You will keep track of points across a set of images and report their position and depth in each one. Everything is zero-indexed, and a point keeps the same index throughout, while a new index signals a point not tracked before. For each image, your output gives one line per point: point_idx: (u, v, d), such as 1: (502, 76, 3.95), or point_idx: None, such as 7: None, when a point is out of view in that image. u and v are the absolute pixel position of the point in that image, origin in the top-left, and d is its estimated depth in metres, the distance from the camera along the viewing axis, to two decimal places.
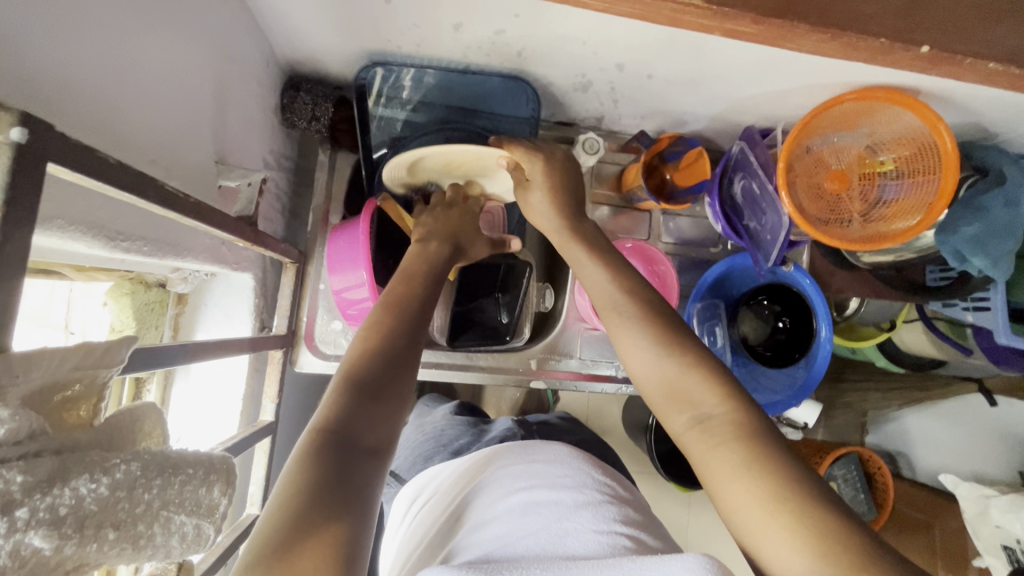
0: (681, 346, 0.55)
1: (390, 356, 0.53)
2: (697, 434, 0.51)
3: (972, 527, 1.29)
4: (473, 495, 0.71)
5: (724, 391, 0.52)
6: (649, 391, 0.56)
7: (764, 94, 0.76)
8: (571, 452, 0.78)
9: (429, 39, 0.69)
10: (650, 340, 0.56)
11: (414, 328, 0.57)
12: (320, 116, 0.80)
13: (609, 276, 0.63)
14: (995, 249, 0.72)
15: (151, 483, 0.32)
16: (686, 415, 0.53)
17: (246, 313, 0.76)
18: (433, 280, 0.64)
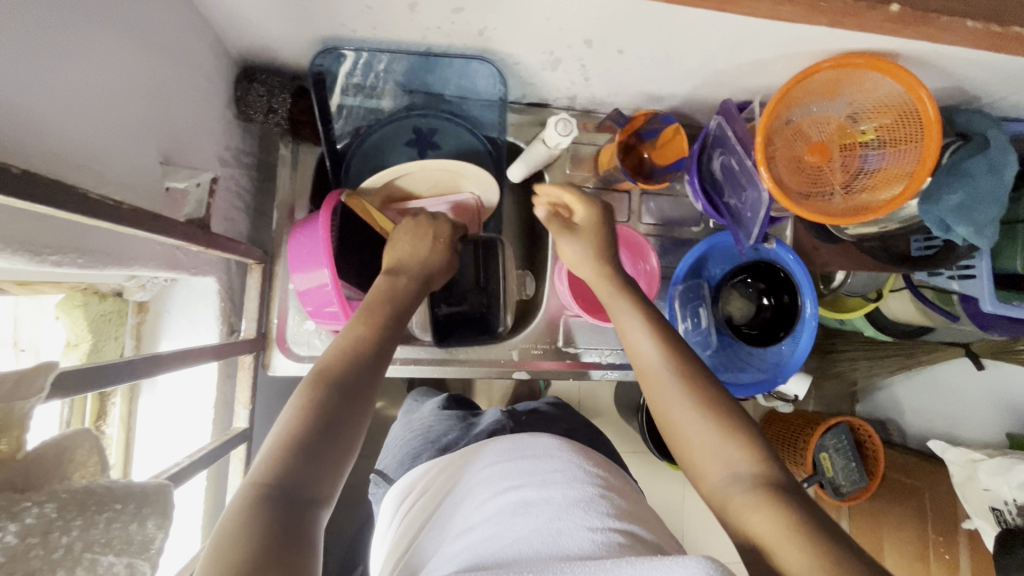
0: (709, 401, 0.60)
1: (354, 403, 0.54)
2: (728, 486, 0.55)
3: (963, 490, 1.31)
4: (457, 504, 0.71)
5: (761, 458, 0.56)
6: (686, 445, 0.60)
7: (742, 65, 0.73)
8: (562, 446, 0.78)
9: (385, 21, 0.65)
10: (695, 404, 0.60)
11: (364, 370, 0.57)
12: (277, 107, 0.76)
13: (654, 336, 0.66)
14: (980, 216, 0.71)
15: (69, 526, 0.35)
16: (724, 472, 0.56)
17: (213, 318, 0.73)
18: (393, 316, 0.64)
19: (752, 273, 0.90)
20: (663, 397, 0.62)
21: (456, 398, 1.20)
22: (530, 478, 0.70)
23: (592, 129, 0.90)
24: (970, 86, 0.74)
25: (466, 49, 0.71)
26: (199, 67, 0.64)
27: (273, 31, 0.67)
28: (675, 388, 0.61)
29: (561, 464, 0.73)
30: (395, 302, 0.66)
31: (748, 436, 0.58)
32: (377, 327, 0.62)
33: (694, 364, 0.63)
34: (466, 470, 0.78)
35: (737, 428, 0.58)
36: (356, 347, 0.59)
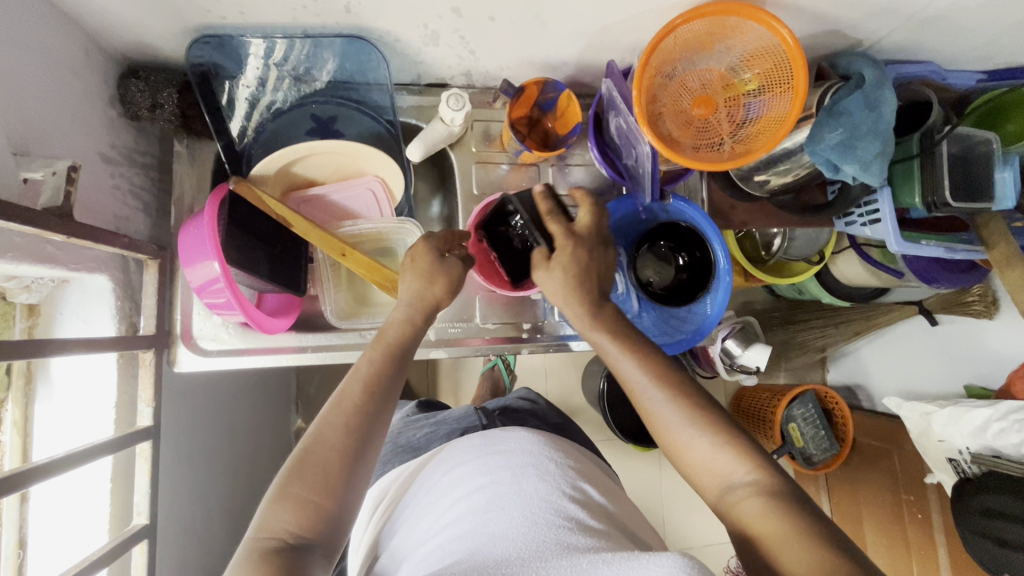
0: (711, 419, 0.62)
1: (361, 449, 0.59)
2: (727, 497, 0.58)
3: (921, 445, 1.29)
4: (427, 503, 0.71)
5: (756, 462, 0.59)
6: (687, 465, 0.62)
7: (616, 23, 0.74)
8: (534, 439, 0.76)
9: (250, 5, 0.66)
10: (687, 415, 0.63)
11: (360, 424, 0.60)
12: (163, 103, 0.76)
13: (637, 357, 0.67)
14: (863, 152, 0.72)
15: None
16: (720, 484, 0.60)
17: (108, 317, 0.72)
18: (395, 361, 0.67)
19: (659, 236, 0.90)
20: (665, 425, 0.64)
21: (429, 401, 1.19)
22: (500, 471, 0.69)
23: (494, 105, 0.91)
24: (845, 27, 0.75)
25: (339, 28, 0.72)
26: (64, 62, 0.64)
27: (138, 22, 0.67)
28: (679, 418, 0.63)
29: (531, 455, 0.72)
30: (400, 343, 0.69)
31: (745, 445, 0.60)
32: (383, 371, 0.65)
33: (685, 384, 0.65)
34: (435, 472, 0.77)
35: (736, 441, 0.60)
36: (364, 395, 0.62)
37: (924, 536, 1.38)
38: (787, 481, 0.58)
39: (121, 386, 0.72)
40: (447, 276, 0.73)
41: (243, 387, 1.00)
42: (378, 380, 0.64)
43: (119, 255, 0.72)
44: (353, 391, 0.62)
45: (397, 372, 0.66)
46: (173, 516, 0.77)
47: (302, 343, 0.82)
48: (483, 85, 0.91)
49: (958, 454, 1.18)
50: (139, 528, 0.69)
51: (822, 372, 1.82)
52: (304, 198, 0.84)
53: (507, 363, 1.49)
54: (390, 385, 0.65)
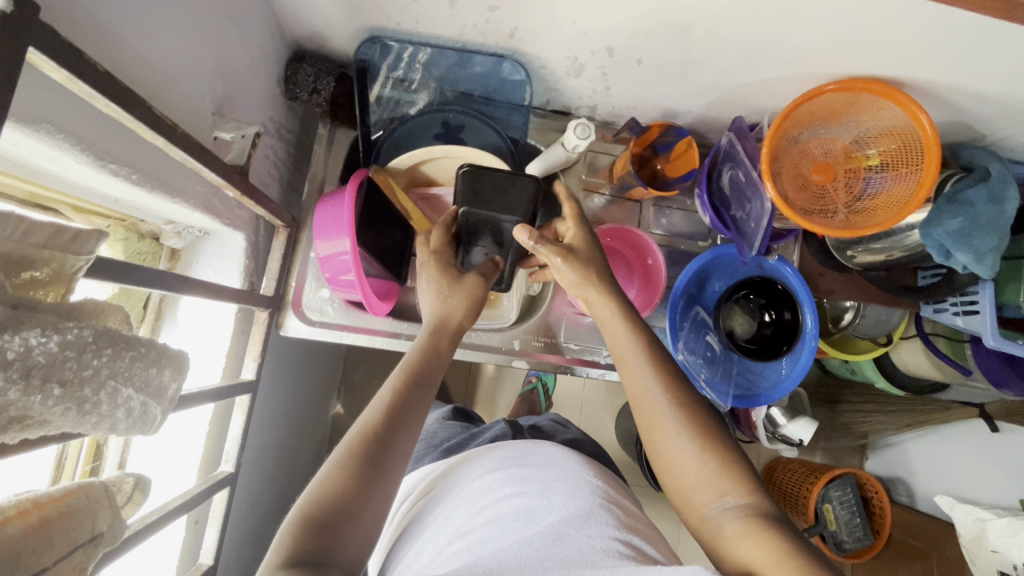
0: (704, 429, 0.62)
1: (368, 482, 0.53)
2: (722, 517, 0.57)
3: (970, 552, 1.25)
4: (456, 503, 0.67)
5: (751, 486, 0.58)
6: (679, 475, 0.61)
7: (752, 84, 0.78)
8: (567, 458, 0.72)
9: (426, 15, 0.72)
10: (688, 430, 0.61)
11: (387, 440, 0.56)
12: (321, 89, 0.83)
13: (642, 344, 0.67)
14: (979, 243, 0.73)
15: (102, 351, 0.33)
16: (714, 501, 0.58)
17: (236, 272, 0.77)
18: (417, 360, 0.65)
19: (752, 288, 0.93)
20: (653, 418, 0.64)
21: (465, 410, 1.10)
22: (530, 484, 0.65)
23: (610, 141, 0.96)
24: (972, 122, 0.77)
25: (496, 48, 0.78)
26: (256, 41, 0.71)
27: (327, 15, 0.74)
28: (673, 414, 0.62)
29: (564, 476, 0.67)
30: (410, 373, 0.63)
31: (736, 467, 0.60)
32: (404, 397, 0.60)
33: (682, 385, 0.65)
34: (464, 474, 0.73)
35: (733, 466, 0.60)
36: (375, 425, 0.57)
37: None
38: (775, 509, 0.57)
39: (232, 338, 0.77)
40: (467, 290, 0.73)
41: (314, 363, 1.03)
42: (398, 404, 0.59)
43: (257, 217, 0.78)
44: (372, 423, 0.57)
45: (415, 401, 0.61)
46: (250, 471, 0.81)
47: (396, 328, 0.85)
48: (603, 120, 0.96)
49: (1011, 568, 1.14)
50: (226, 475, 0.72)
51: (861, 458, 1.77)
52: (427, 193, 0.89)
53: (546, 388, 1.49)
54: (409, 410, 0.59)
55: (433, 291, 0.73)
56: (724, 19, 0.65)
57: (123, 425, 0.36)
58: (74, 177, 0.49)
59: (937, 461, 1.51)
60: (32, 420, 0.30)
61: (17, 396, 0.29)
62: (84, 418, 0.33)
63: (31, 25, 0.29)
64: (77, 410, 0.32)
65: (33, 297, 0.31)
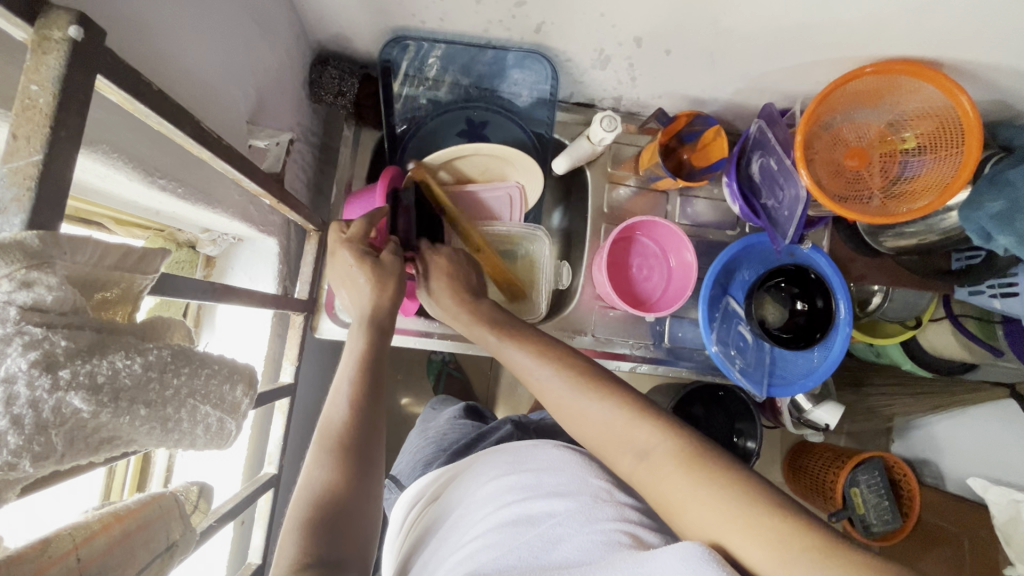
0: (601, 389, 0.62)
1: (354, 479, 0.54)
2: (645, 469, 0.56)
3: (1005, 534, 1.24)
4: (462, 512, 0.66)
5: (667, 429, 0.58)
6: (599, 443, 0.61)
7: (783, 70, 0.76)
8: (569, 456, 0.70)
9: (452, 13, 0.72)
10: (589, 396, 0.61)
11: (356, 435, 0.57)
12: (346, 91, 0.83)
13: (529, 346, 0.68)
14: (1022, 226, 0.71)
15: (181, 370, 0.34)
16: (630, 456, 0.58)
17: (271, 277, 0.78)
18: (378, 347, 0.65)
19: (784, 276, 0.92)
20: (559, 398, 0.64)
21: (474, 406, 1.10)
22: (529, 486, 0.64)
23: (635, 131, 0.94)
24: (1012, 101, 0.75)
25: (522, 43, 0.77)
26: (282, 45, 0.71)
27: (351, 16, 0.74)
28: (567, 389, 0.63)
29: (562, 473, 0.66)
30: (374, 365, 0.63)
31: (647, 412, 0.59)
32: (363, 383, 0.61)
33: (563, 355, 0.66)
34: (468, 480, 0.72)
35: (644, 413, 0.59)
36: (343, 421, 0.58)
37: None
38: (704, 440, 0.57)
39: (269, 342, 0.78)
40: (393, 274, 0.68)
41: None
42: (361, 394, 0.60)
43: (288, 222, 0.79)
44: (343, 417, 0.58)
45: (376, 390, 0.61)
46: (291, 473, 0.83)
47: (428, 328, 0.88)
48: (627, 110, 0.94)
49: None
50: (270, 477, 0.74)
51: (888, 441, 1.75)
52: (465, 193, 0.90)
53: None
54: (377, 401, 0.61)
55: (362, 289, 0.66)
56: (758, 5, 0.64)
57: (201, 440, 0.37)
58: (122, 193, 0.49)
59: (967, 443, 1.49)
60: (120, 439, 0.32)
61: (107, 418, 0.30)
62: (167, 436, 0.34)
63: (99, 52, 0.29)
64: (162, 428, 0.33)
65: (109, 318, 0.32)
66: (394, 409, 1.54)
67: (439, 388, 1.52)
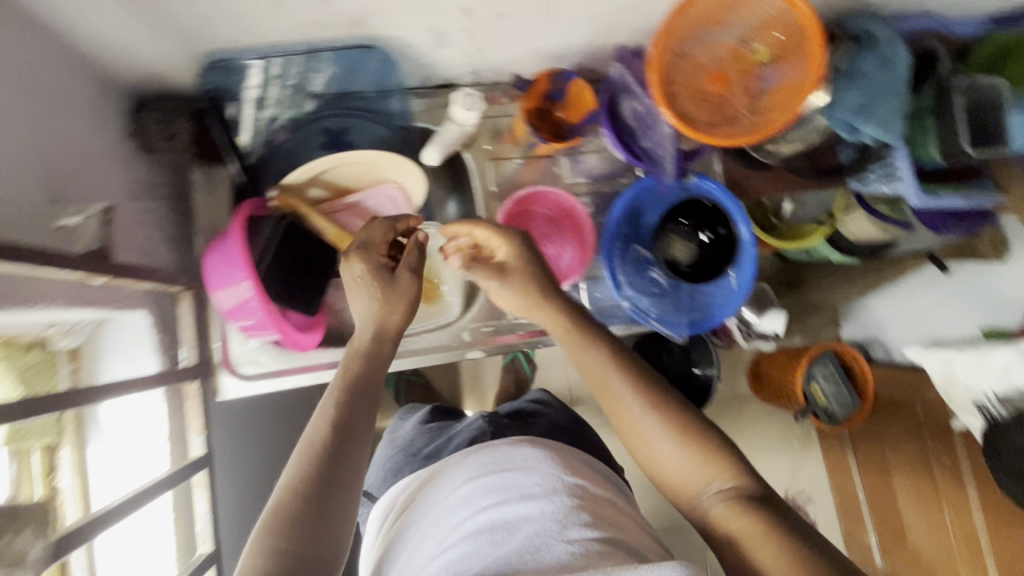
0: (671, 415, 0.57)
1: (319, 522, 0.47)
2: (714, 507, 0.52)
3: (946, 392, 1.26)
4: (433, 521, 0.66)
5: (734, 471, 0.53)
6: (666, 474, 0.56)
7: (625, 6, 0.73)
8: (544, 455, 0.69)
9: (257, 25, 0.65)
10: (660, 423, 0.56)
11: (331, 474, 0.49)
12: (178, 132, 0.75)
13: (608, 358, 0.61)
14: (882, 111, 0.72)
15: None
16: (701, 489, 0.54)
17: (150, 353, 0.72)
18: (368, 381, 0.57)
19: (682, 213, 0.90)
20: (614, 398, 0.59)
21: (445, 407, 1.08)
22: (503, 493, 0.62)
23: (505, 101, 0.90)
24: None
25: (348, 39, 0.71)
26: (77, 102, 0.63)
27: (147, 51, 0.66)
28: (638, 407, 0.57)
29: (541, 475, 0.65)
30: (353, 409, 0.54)
31: (719, 450, 0.55)
32: (346, 419, 0.53)
33: (657, 389, 0.59)
34: (442, 484, 0.71)
35: (715, 455, 0.54)
36: (316, 459, 0.50)
37: (953, 480, 1.31)
38: (766, 486, 0.53)
39: (168, 419, 0.73)
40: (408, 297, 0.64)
41: None
42: (342, 429, 0.52)
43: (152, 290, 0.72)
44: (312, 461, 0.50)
45: (359, 418, 0.54)
46: (237, 540, 0.79)
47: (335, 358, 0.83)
48: (491, 81, 0.90)
49: None
50: (205, 556, 0.70)
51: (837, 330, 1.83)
52: (343, 205, 0.83)
53: (529, 354, 1.48)
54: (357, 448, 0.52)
55: (364, 302, 0.63)
56: None
57: None
58: None
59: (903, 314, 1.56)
60: None
61: None
62: None
63: None
64: None
65: None
66: None
67: (399, 397, 1.48)
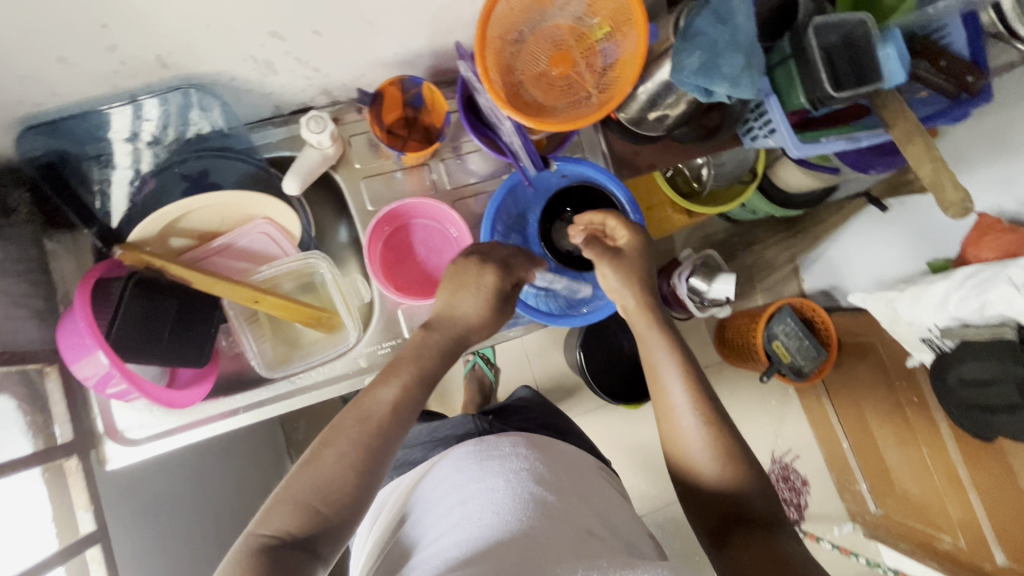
0: (712, 407, 0.69)
1: (362, 475, 0.58)
2: (704, 467, 0.67)
3: (894, 331, 1.18)
4: (425, 508, 0.70)
5: (737, 464, 0.66)
6: (678, 434, 0.68)
7: (449, 2, 0.71)
8: (526, 442, 0.76)
9: (56, 84, 0.62)
10: (697, 414, 0.68)
11: (368, 457, 0.58)
12: (16, 205, 0.73)
13: (677, 361, 0.72)
14: (728, 68, 0.70)
15: None
16: (712, 464, 0.66)
17: (20, 434, 0.69)
18: (428, 386, 0.66)
19: (568, 200, 0.88)
20: (655, 367, 0.72)
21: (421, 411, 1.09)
22: (497, 475, 0.69)
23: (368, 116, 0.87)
24: None
25: (164, 83, 0.68)
26: None
27: None
28: (684, 395, 0.69)
29: (529, 460, 0.72)
30: (400, 421, 0.61)
31: (734, 445, 0.67)
32: (389, 420, 0.61)
33: (704, 385, 0.70)
34: (433, 472, 0.76)
35: (729, 440, 0.67)
36: (363, 440, 0.59)
37: (924, 419, 1.28)
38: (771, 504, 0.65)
39: (53, 500, 0.70)
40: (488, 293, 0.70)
41: (205, 461, 0.97)
42: (382, 424, 0.60)
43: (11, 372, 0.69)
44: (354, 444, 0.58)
45: (403, 417, 0.62)
46: None
47: (232, 406, 0.81)
48: (351, 98, 0.87)
49: (928, 332, 1.07)
50: None
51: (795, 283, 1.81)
52: (211, 250, 0.81)
53: (488, 358, 1.45)
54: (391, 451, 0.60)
55: (470, 296, 0.70)
56: None
57: None
58: None
59: None
60: None
61: None
62: None
63: None
64: None
65: None
66: None
67: None
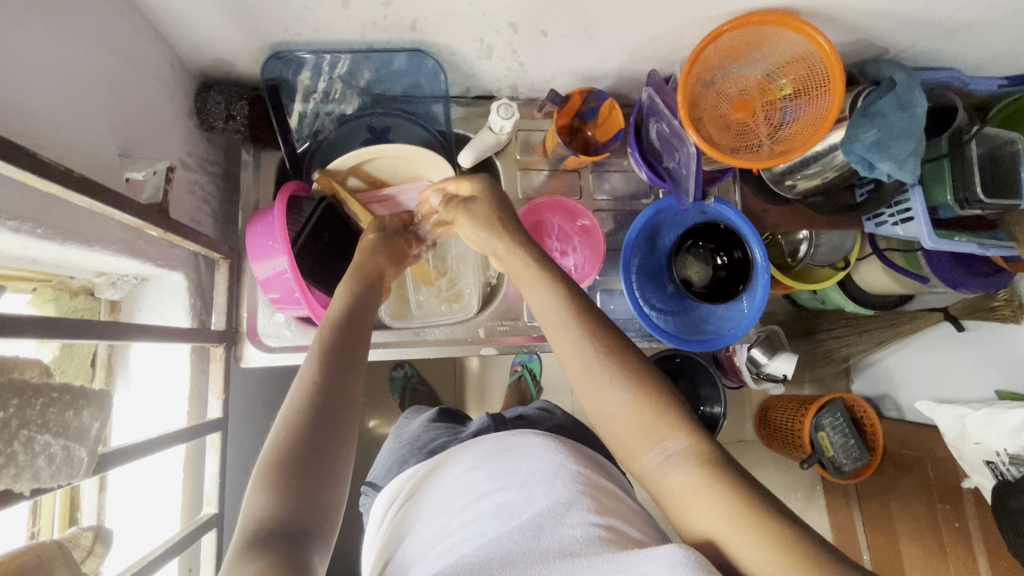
0: (626, 366, 0.58)
1: (316, 483, 0.50)
2: (664, 467, 0.55)
3: (956, 449, 1.12)
4: (437, 505, 0.62)
5: (691, 428, 0.56)
6: (615, 428, 0.58)
7: (661, 36, 0.79)
8: (546, 441, 0.66)
9: (323, 21, 0.71)
10: (617, 378, 0.58)
11: (325, 435, 0.53)
12: (235, 114, 0.81)
13: (552, 284, 0.63)
14: (898, 150, 0.76)
15: (8, 402, 0.43)
16: (655, 451, 0.56)
17: (183, 313, 0.75)
18: (345, 322, 0.63)
19: (700, 236, 0.95)
20: (583, 373, 0.59)
21: (449, 411, 1.03)
22: (511, 479, 0.60)
23: (538, 116, 0.96)
24: (873, 37, 0.80)
25: (401, 43, 0.78)
26: (155, 77, 0.70)
27: (221, 40, 0.73)
28: (588, 349, 0.59)
29: (545, 460, 0.63)
30: (324, 391, 0.55)
31: (676, 410, 0.57)
32: (327, 383, 0.56)
33: (593, 314, 0.61)
34: (444, 471, 0.67)
35: (668, 406, 0.57)
36: (297, 435, 0.52)
37: (962, 546, 1.22)
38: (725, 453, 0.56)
39: (192, 380, 0.76)
40: (387, 250, 0.75)
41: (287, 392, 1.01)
42: (326, 383, 0.56)
43: (194, 255, 0.76)
44: (298, 424, 0.52)
45: (347, 369, 0.58)
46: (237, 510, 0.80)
47: None
48: (528, 98, 0.96)
49: (995, 457, 1.03)
50: (210, 516, 0.71)
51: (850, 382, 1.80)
52: (378, 197, 0.89)
53: (534, 373, 1.42)
54: (338, 408, 0.55)
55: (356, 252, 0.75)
56: None
57: (47, 472, 0.45)
58: None
59: None
60: None
61: None
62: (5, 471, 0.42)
63: None
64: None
65: None
66: (362, 433, 1.48)
67: (404, 403, 1.44)
